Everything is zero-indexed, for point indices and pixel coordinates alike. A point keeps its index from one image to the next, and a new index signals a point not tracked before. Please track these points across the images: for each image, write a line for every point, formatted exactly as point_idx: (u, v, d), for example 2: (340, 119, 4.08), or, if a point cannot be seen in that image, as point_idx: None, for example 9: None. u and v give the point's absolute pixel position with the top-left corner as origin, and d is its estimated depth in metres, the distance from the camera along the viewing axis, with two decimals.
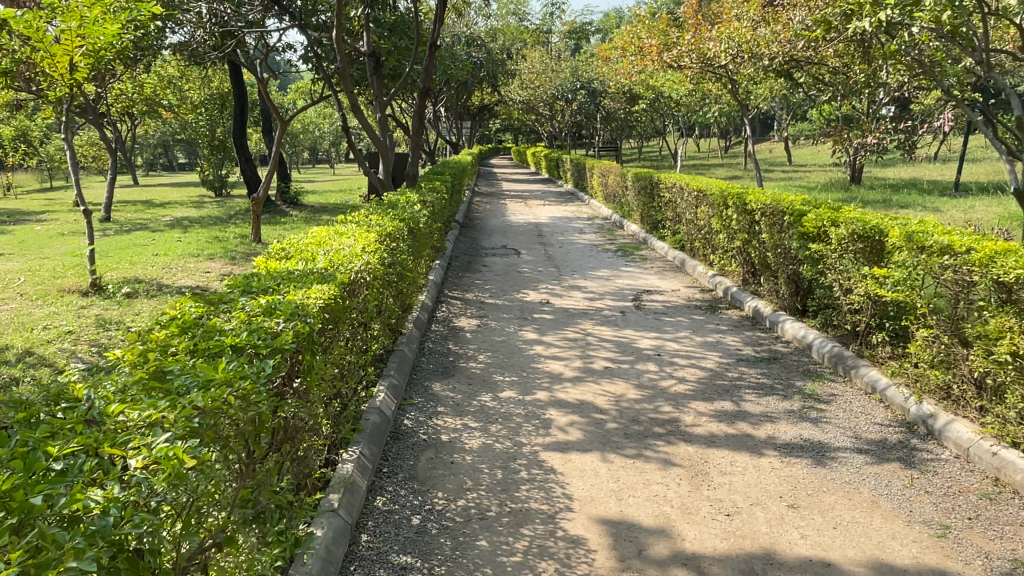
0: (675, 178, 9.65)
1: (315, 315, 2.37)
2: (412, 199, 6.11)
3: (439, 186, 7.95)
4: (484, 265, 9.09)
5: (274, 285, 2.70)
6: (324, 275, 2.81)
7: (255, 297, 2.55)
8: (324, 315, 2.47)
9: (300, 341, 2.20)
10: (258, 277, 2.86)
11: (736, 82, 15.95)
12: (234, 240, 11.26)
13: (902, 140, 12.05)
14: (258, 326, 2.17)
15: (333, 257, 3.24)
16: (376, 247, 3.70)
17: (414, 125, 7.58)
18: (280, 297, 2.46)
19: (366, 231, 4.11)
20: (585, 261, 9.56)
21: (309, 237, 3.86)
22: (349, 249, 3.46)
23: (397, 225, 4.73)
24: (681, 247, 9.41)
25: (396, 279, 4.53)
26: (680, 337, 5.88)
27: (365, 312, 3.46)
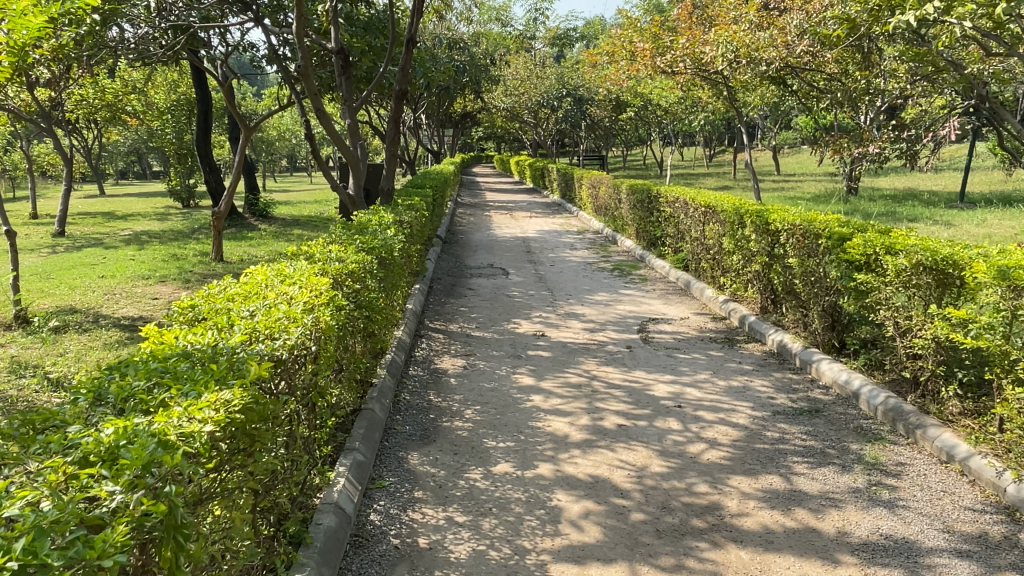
0: (677, 192, 8.86)
1: (186, 463, 1.53)
2: (385, 220, 5.23)
3: (418, 202, 7.05)
4: (469, 287, 8.21)
5: (140, 392, 1.83)
6: (230, 369, 1.97)
7: (109, 418, 1.71)
8: (208, 453, 1.63)
9: (146, 527, 1.35)
10: (128, 370, 1.99)
11: (731, 89, 15.24)
12: (193, 259, 10.27)
13: (907, 149, 11.41)
14: (73, 505, 1.32)
15: (261, 323, 2.38)
16: (329, 297, 2.83)
17: (390, 133, 6.68)
18: (140, 426, 1.62)
19: (319, 270, 3.22)
20: (580, 283, 8.72)
21: (241, 283, 2.97)
22: (288, 305, 2.60)
23: (364, 256, 3.85)
24: (685, 267, 8.60)
25: (362, 325, 3.64)
26: (701, 381, 5.02)
27: (312, 390, 2.61)
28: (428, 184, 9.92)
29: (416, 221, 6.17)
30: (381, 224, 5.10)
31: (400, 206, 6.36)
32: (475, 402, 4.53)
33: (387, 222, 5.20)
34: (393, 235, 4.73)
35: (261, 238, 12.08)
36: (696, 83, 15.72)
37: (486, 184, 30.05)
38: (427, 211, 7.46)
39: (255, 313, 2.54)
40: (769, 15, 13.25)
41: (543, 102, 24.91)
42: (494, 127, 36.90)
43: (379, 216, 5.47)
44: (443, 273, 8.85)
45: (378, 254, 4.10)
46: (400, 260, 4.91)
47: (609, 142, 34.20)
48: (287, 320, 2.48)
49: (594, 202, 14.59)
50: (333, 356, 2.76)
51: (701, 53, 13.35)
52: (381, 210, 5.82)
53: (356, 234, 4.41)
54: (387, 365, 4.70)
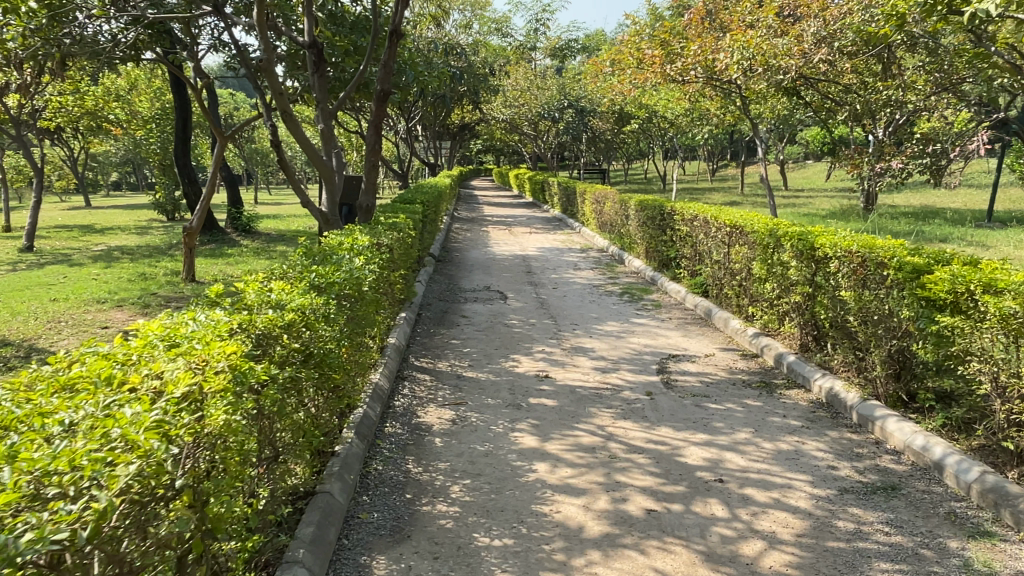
0: (695, 209, 8.00)
1: None
2: (358, 244, 4.34)
3: (405, 220, 6.19)
4: (462, 314, 7.32)
5: None
6: None
7: None
8: None
9: None
10: None
11: (743, 100, 14.44)
12: (162, 279, 9.40)
13: (931, 164, 10.37)
14: None
15: (55, 467, 1.46)
16: (223, 390, 1.95)
17: (371, 140, 5.81)
18: None
19: (222, 329, 2.30)
20: (588, 308, 7.84)
21: (93, 362, 2.04)
22: (133, 417, 1.69)
23: (317, 299, 2.96)
24: (704, 292, 7.74)
25: (307, 394, 2.75)
26: (742, 443, 4.12)
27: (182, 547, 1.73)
28: (421, 198, 9.07)
29: (400, 240, 5.28)
30: (353, 248, 4.20)
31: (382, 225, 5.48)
32: (465, 473, 3.61)
33: (362, 246, 4.33)
34: (365, 262, 3.84)
35: (239, 255, 11.21)
36: (706, 93, 14.89)
37: (485, 198, 29.28)
38: (415, 230, 6.60)
39: (74, 430, 1.65)
40: (785, 21, 12.49)
41: (543, 114, 24.14)
42: (493, 139, 36.12)
43: (353, 239, 4.58)
44: (434, 296, 7.97)
45: (339, 293, 3.22)
46: (373, 295, 4.02)
47: (610, 155, 33.44)
48: (122, 449, 1.59)
49: (598, 217, 13.75)
50: (235, 471, 1.89)
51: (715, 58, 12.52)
52: (359, 230, 4.95)
53: (315, 265, 3.53)
54: (356, 423, 3.79)
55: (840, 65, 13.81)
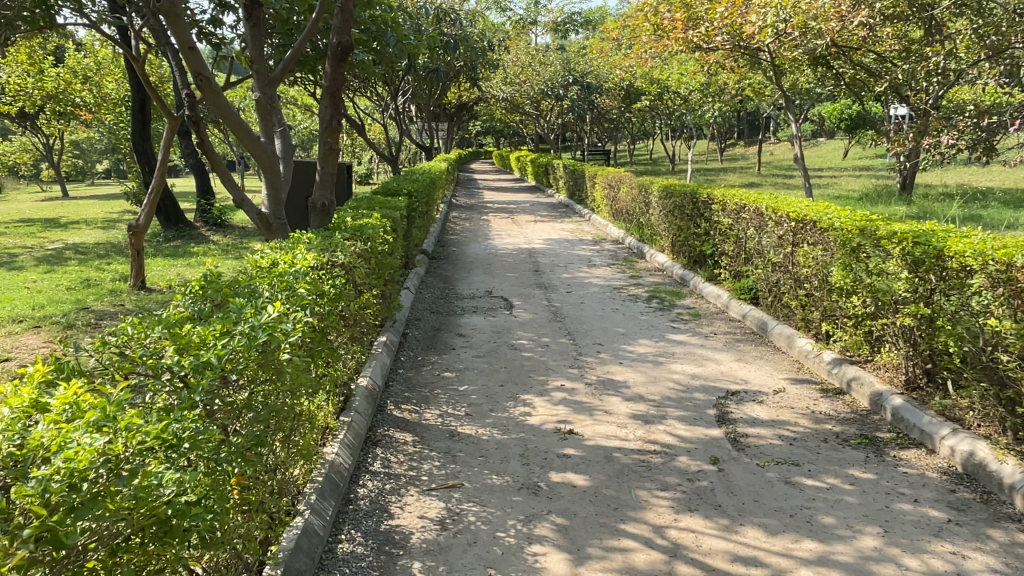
0: (742, 198, 6.60)
1: None
2: (298, 268, 2.93)
3: (383, 219, 4.79)
4: (459, 331, 5.95)
5: None
6: None
7: None
8: None
9: None
10: None
11: (772, 70, 12.92)
12: (108, 286, 8.01)
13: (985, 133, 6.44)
14: None
15: None
16: None
17: (326, 115, 4.42)
18: None
19: None
20: (611, 320, 6.45)
21: None
22: None
23: (140, 422, 1.55)
24: (753, 298, 6.37)
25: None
26: (873, 559, 2.76)
27: None
28: (408, 186, 7.67)
29: (368, 249, 3.86)
30: (280, 276, 2.76)
31: (344, 231, 4.04)
32: None
33: (299, 272, 2.87)
34: (288, 307, 2.40)
35: (205, 254, 9.81)
36: (731, 64, 13.37)
37: (485, 181, 27.78)
38: (396, 231, 5.19)
39: None
40: None
41: (546, 91, 22.53)
42: (492, 120, 34.55)
43: (290, 258, 3.13)
44: (424, 308, 6.60)
45: (213, 388, 1.81)
46: (309, 353, 2.59)
47: (615, 134, 31.90)
48: None
49: (611, 204, 12.33)
50: None
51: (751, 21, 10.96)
52: (308, 241, 3.53)
53: (198, 325, 2.11)
54: (287, 557, 2.39)
55: (883, 29, 12.28)
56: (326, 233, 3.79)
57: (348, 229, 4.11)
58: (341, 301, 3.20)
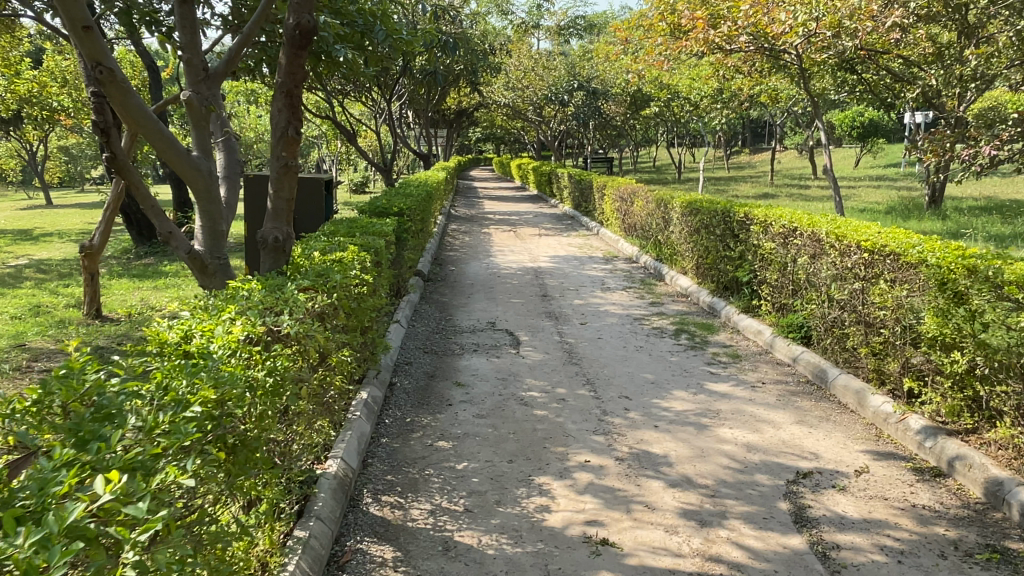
0: (791, 220, 5.69)
1: None
2: (218, 353, 1.97)
3: (366, 254, 3.86)
4: (456, 378, 4.99)
5: None
6: None
7: None
8: None
9: None
10: None
11: (797, 73, 11.97)
12: (58, 315, 7.05)
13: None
14: None
15: None
16: None
17: (280, 120, 3.52)
18: None
19: None
20: (637, 362, 5.49)
21: None
22: None
23: None
24: (803, 337, 5.43)
25: None
26: None
27: None
28: (400, 203, 6.73)
29: (338, 299, 2.90)
30: (171, 377, 1.77)
31: (305, 274, 3.08)
32: None
33: (210, 365, 1.89)
34: (156, 454, 1.42)
35: (179, 275, 8.90)
36: (751, 68, 12.47)
37: (485, 190, 26.90)
38: (381, 265, 4.24)
39: None
40: None
41: (549, 96, 21.62)
42: (493, 126, 33.68)
43: (208, 332, 2.14)
44: (416, 346, 5.65)
45: None
46: (204, 516, 1.59)
47: (618, 141, 31.05)
48: None
49: (623, 218, 11.39)
50: None
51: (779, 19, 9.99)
52: (247, 295, 2.55)
53: None
54: None
55: (915, 31, 11.37)
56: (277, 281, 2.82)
57: (315, 270, 3.15)
58: (287, 392, 2.22)
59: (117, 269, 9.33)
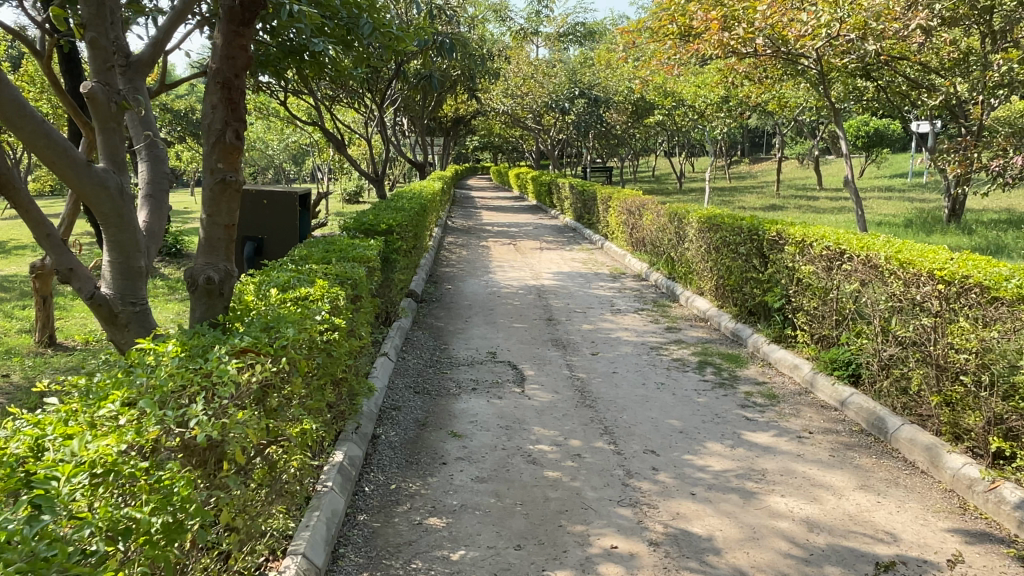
0: (835, 241, 5.00)
1: None
2: (65, 498, 1.25)
3: (342, 287, 3.15)
4: (451, 426, 4.25)
5: None
6: None
7: None
8: None
9: None
10: None
11: (814, 79, 11.29)
12: (7, 343, 6.31)
13: None
14: None
15: None
16: None
17: (216, 122, 2.83)
18: None
19: None
20: (660, 403, 4.77)
21: None
22: None
23: None
24: (851, 376, 4.73)
25: None
26: None
27: None
28: (390, 219, 6.01)
29: (293, 359, 2.18)
30: None
31: (249, 327, 2.35)
32: None
33: (43, 530, 1.16)
34: None
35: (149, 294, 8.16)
36: (765, 75, 11.81)
37: (483, 200, 26.17)
38: (363, 299, 3.53)
39: None
40: None
41: (550, 104, 20.96)
42: (491, 135, 33.07)
43: (68, 443, 1.40)
44: (404, 385, 4.92)
45: None
46: None
47: (618, 150, 30.44)
48: None
49: (630, 232, 10.70)
50: None
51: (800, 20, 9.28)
52: (154, 366, 1.82)
53: None
54: None
55: (939, 36, 10.72)
56: (205, 339, 2.10)
57: (265, 318, 2.43)
58: (194, 528, 1.50)
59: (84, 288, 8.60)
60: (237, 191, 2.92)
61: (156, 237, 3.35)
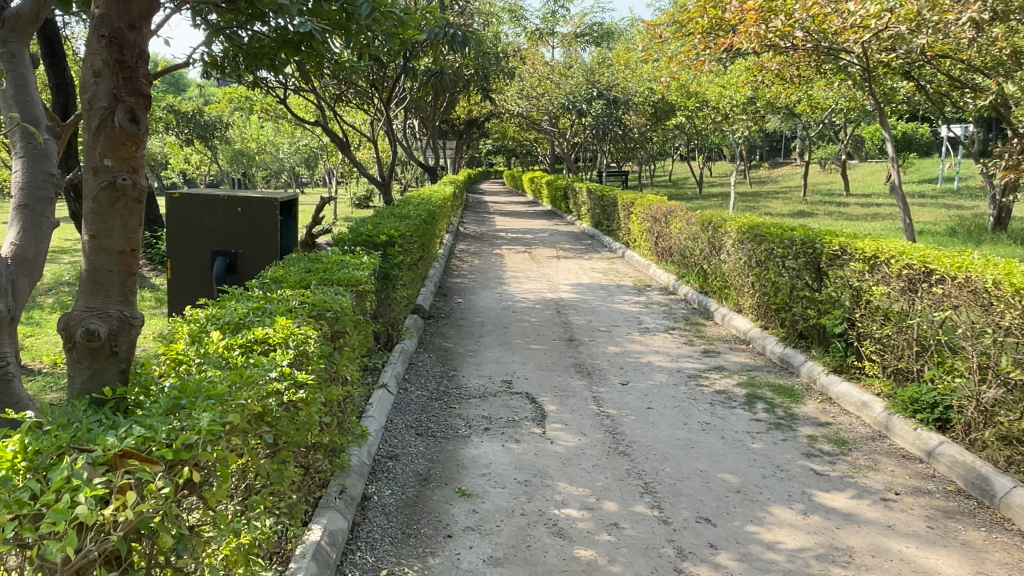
0: (920, 258, 4.23)
1: None
2: None
3: (317, 324, 2.44)
4: (457, 482, 3.50)
5: None
6: None
7: None
8: None
9: None
10: None
11: (855, 76, 10.45)
12: None
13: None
14: None
15: None
16: None
17: (102, 102, 1.89)
18: None
19: None
20: (708, 449, 4.01)
21: None
22: None
23: None
24: (939, 420, 3.95)
25: None
26: None
27: None
28: (392, 228, 5.29)
29: (208, 459, 1.51)
30: None
31: (154, 407, 1.65)
32: None
33: None
34: None
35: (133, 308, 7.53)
36: (798, 73, 11.01)
37: (496, 205, 25.44)
38: (350, 333, 2.82)
39: None
40: None
41: (566, 105, 20.24)
42: (504, 139, 32.40)
43: None
44: (404, 424, 4.19)
45: None
46: None
47: (634, 154, 29.66)
48: None
49: (655, 240, 9.93)
50: None
51: (845, 9, 8.42)
52: None
53: None
54: None
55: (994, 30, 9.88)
56: (57, 446, 1.40)
57: (184, 387, 1.73)
58: None
59: (66, 299, 7.99)
60: (139, 205, 1.99)
61: (27, 266, 2.70)
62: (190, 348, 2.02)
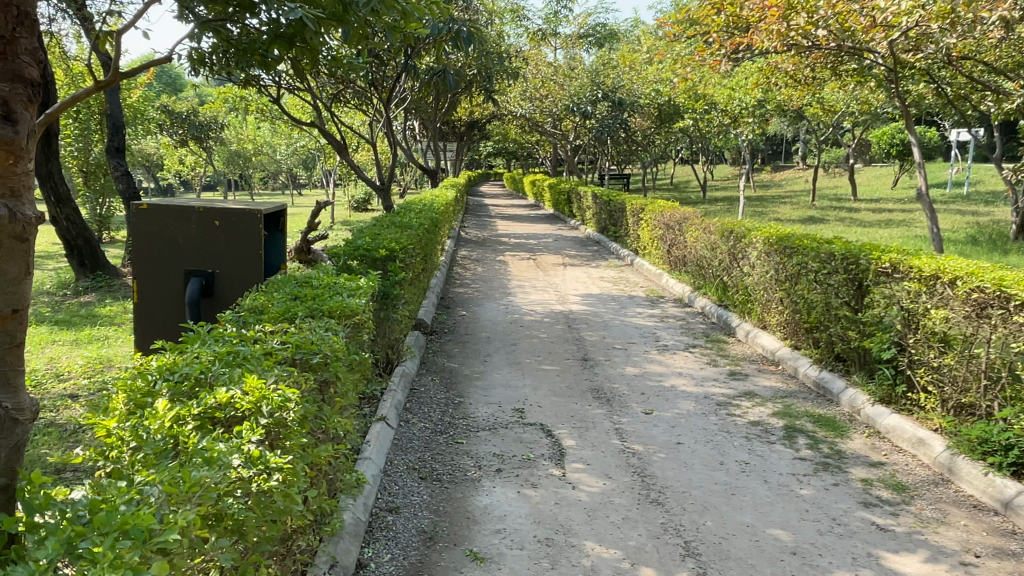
0: (991, 282, 3.77)
1: None
2: None
3: (299, 376, 1.96)
4: (468, 542, 3.00)
5: None
6: None
7: None
8: None
9: None
10: None
11: (878, 77, 9.96)
12: None
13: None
14: None
15: None
16: None
17: None
18: None
19: None
20: (751, 496, 3.53)
21: None
22: None
23: None
24: (1016, 466, 3.46)
25: None
26: None
27: None
28: (392, 240, 4.80)
29: None
30: None
31: (47, 540, 1.17)
32: None
33: None
34: None
35: (114, 321, 7.02)
36: (814, 75, 10.56)
37: (497, 208, 24.95)
38: (345, 376, 2.34)
39: None
40: None
41: (570, 107, 19.76)
42: (505, 141, 31.93)
43: None
44: (405, 466, 3.70)
45: None
46: None
47: (637, 157, 29.19)
48: None
49: (667, 248, 9.45)
50: None
51: (873, 7, 7.96)
52: None
53: None
54: None
55: None
56: None
57: (97, 504, 1.27)
58: None
59: (43, 311, 7.47)
60: (22, 245, 1.51)
61: None
62: (123, 426, 1.55)
